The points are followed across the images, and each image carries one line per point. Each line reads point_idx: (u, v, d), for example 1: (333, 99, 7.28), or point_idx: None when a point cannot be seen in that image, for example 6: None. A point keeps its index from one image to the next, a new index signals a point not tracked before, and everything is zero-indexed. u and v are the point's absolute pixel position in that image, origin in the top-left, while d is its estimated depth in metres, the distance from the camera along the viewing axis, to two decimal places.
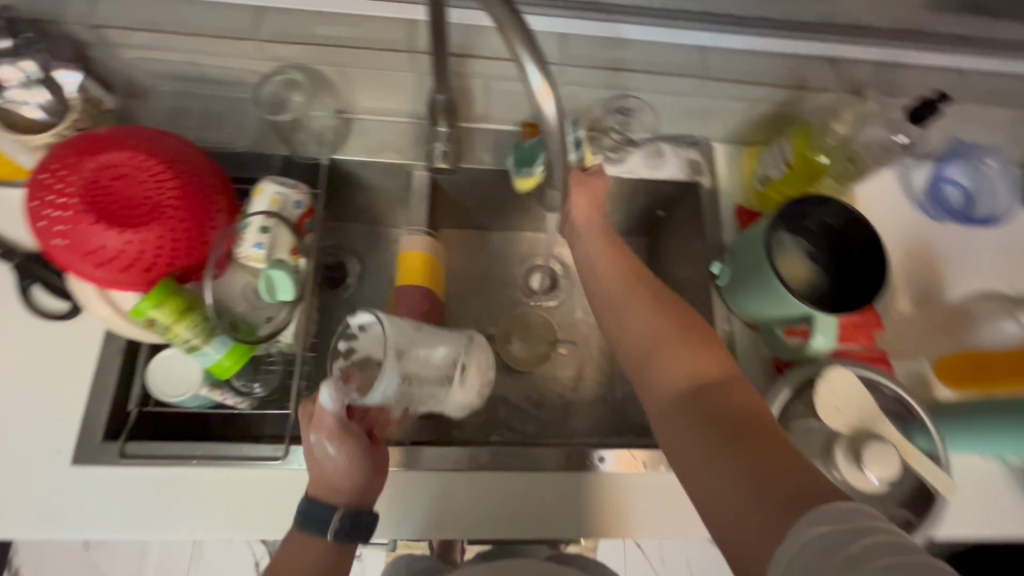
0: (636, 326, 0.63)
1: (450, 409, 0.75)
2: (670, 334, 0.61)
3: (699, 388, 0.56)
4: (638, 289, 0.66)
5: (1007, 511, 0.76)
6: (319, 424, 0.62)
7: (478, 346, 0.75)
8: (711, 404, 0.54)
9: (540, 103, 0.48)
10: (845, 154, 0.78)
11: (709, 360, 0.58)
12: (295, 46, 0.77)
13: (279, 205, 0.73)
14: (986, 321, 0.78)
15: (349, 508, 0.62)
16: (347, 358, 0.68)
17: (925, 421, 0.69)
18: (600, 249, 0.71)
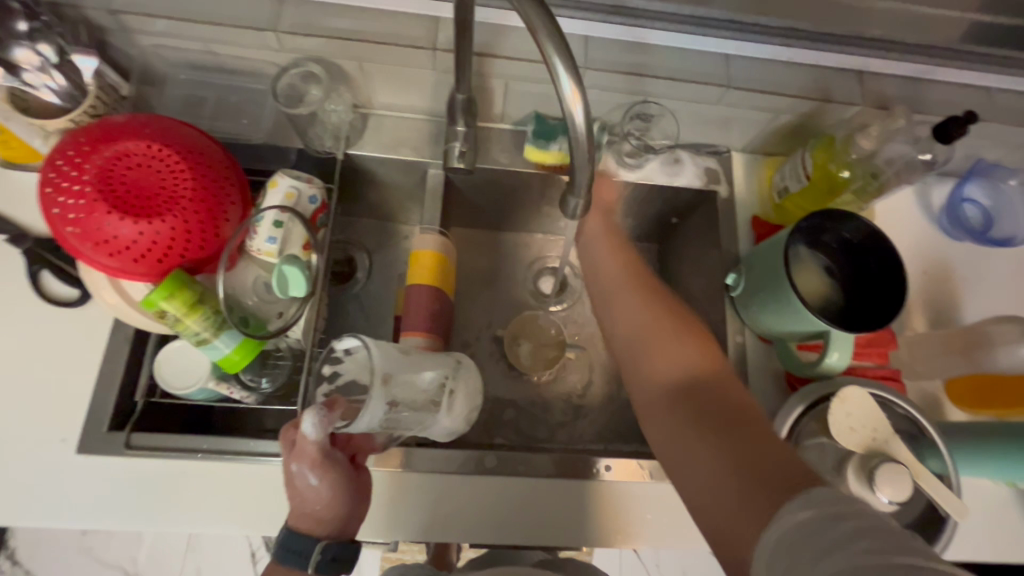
0: (636, 327, 0.69)
1: (435, 433, 0.71)
2: (667, 336, 0.67)
3: (688, 383, 0.62)
4: (642, 293, 0.72)
5: (1015, 537, 0.75)
6: (301, 453, 0.60)
7: (467, 370, 0.71)
8: (697, 396, 0.60)
9: (568, 108, 0.47)
10: (868, 170, 0.77)
11: (702, 358, 0.64)
12: (313, 39, 0.74)
13: (293, 200, 0.72)
14: (1002, 345, 0.75)
15: (331, 541, 0.61)
16: (331, 383, 0.67)
17: (937, 440, 0.68)
18: (606, 260, 0.77)
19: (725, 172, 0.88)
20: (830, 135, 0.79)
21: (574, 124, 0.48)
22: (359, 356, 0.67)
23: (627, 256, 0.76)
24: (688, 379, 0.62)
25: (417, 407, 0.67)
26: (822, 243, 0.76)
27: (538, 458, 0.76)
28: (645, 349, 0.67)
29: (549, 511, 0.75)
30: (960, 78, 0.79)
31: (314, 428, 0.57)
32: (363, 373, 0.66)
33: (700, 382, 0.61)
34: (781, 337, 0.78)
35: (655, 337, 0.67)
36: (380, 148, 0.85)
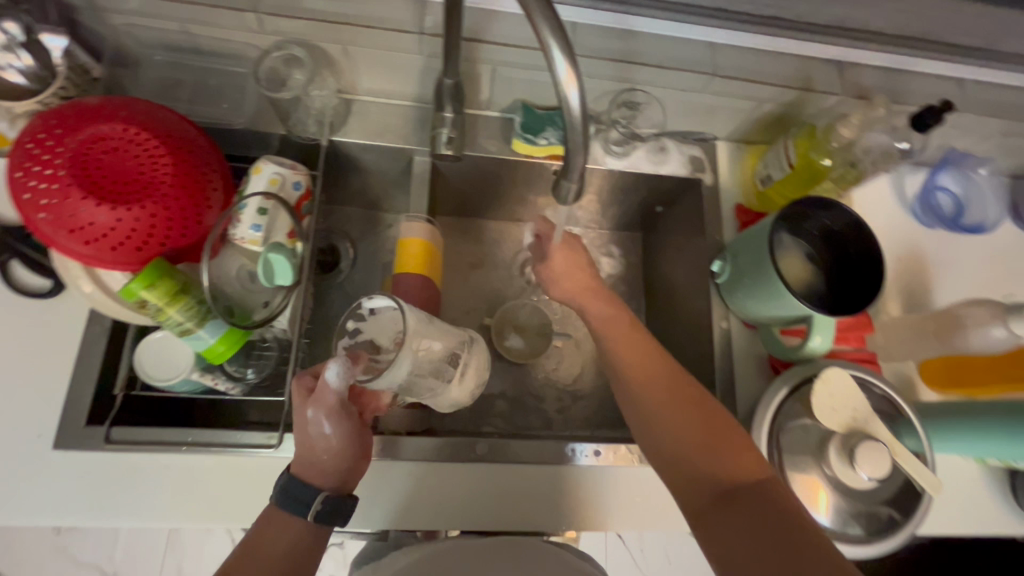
0: (662, 420, 0.63)
1: (441, 403, 0.72)
2: (698, 426, 0.61)
3: (732, 486, 0.57)
4: (662, 377, 0.67)
5: (982, 509, 0.79)
6: (319, 399, 0.60)
7: (479, 347, 0.74)
8: (746, 503, 0.55)
9: (563, 90, 0.47)
10: (847, 159, 0.79)
11: (734, 455, 0.59)
12: (297, 21, 0.72)
13: (277, 185, 0.71)
14: (975, 327, 0.74)
15: (331, 493, 0.61)
16: (353, 338, 0.64)
17: (913, 420, 0.71)
18: (612, 332, 0.72)
19: (709, 161, 0.89)
20: (812, 124, 0.80)
21: (567, 107, 0.48)
22: (388, 316, 0.64)
23: (631, 330, 0.72)
24: (729, 482, 0.57)
25: (432, 380, 0.67)
26: (805, 230, 0.77)
27: (528, 444, 0.77)
28: (676, 445, 0.61)
29: (539, 496, 0.76)
30: (938, 69, 0.81)
31: (337, 377, 0.58)
32: (388, 332, 0.64)
33: (738, 483, 0.57)
34: (765, 323, 0.80)
35: (686, 432, 0.62)
36: (365, 135, 0.84)
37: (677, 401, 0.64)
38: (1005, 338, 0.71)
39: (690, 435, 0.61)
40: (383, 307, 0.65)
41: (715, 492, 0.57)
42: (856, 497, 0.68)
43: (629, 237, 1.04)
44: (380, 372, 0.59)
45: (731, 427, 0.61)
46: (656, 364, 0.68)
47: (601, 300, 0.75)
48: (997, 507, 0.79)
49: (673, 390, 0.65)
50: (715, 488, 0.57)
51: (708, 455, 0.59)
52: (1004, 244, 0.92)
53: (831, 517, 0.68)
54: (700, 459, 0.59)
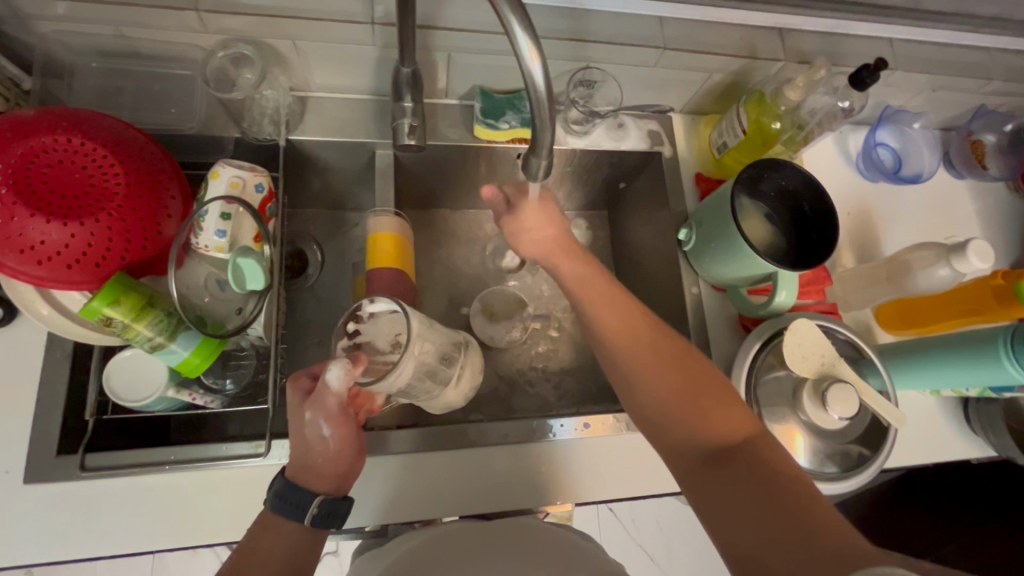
0: (654, 388, 0.63)
1: (435, 404, 0.75)
2: (692, 393, 0.62)
3: (725, 453, 0.57)
4: (651, 347, 0.66)
5: (938, 436, 0.85)
6: (318, 403, 0.60)
7: (474, 350, 0.79)
8: (736, 467, 0.55)
9: (528, 67, 0.48)
10: (794, 121, 0.82)
11: (723, 417, 0.59)
12: (240, 18, 0.68)
13: (239, 189, 0.68)
14: (919, 269, 0.79)
15: (329, 496, 0.61)
16: (352, 340, 0.65)
17: (875, 359, 0.75)
18: (602, 300, 0.71)
19: (666, 134, 0.92)
20: (761, 90, 0.84)
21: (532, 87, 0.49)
22: (386, 319, 0.65)
23: (620, 298, 0.71)
24: (718, 444, 0.58)
25: (432, 383, 0.69)
26: (762, 193, 0.81)
27: (516, 425, 0.78)
28: (668, 412, 0.62)
29: (532, 473, 0.77)
30: (870, 31, 0.85)
31: (338, 380, 0.59)
32: (386, 335, 0.64)
33: (727, 445, 0.57)
34: (732, 285, 0.83)
35: (679, 398, 0.61)
36: (324, 132, 0.82)
37: (669, 369, 0.64)
38: (947, 276, 0.77)
39: (681, 399, 0.61)
40: (382, 311, 0.66)
41: (709, 456, 0.57)
42: (830, 437, 0.73)
43: (595, 216, 1.06)
44: (383, 376, 0.59)
45: (724, 392, 0.62)
46: (646, 334, 0.67)
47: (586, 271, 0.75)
48: (951, 433, 0.86)
49: (663, 355, 0.65)
50: (707, 452, 0.58)
51: (701, 420, 0.60)
52: (940, 192, 0.99)
53: (809, 459, 0.72)
54: (693, 425, 0.60)
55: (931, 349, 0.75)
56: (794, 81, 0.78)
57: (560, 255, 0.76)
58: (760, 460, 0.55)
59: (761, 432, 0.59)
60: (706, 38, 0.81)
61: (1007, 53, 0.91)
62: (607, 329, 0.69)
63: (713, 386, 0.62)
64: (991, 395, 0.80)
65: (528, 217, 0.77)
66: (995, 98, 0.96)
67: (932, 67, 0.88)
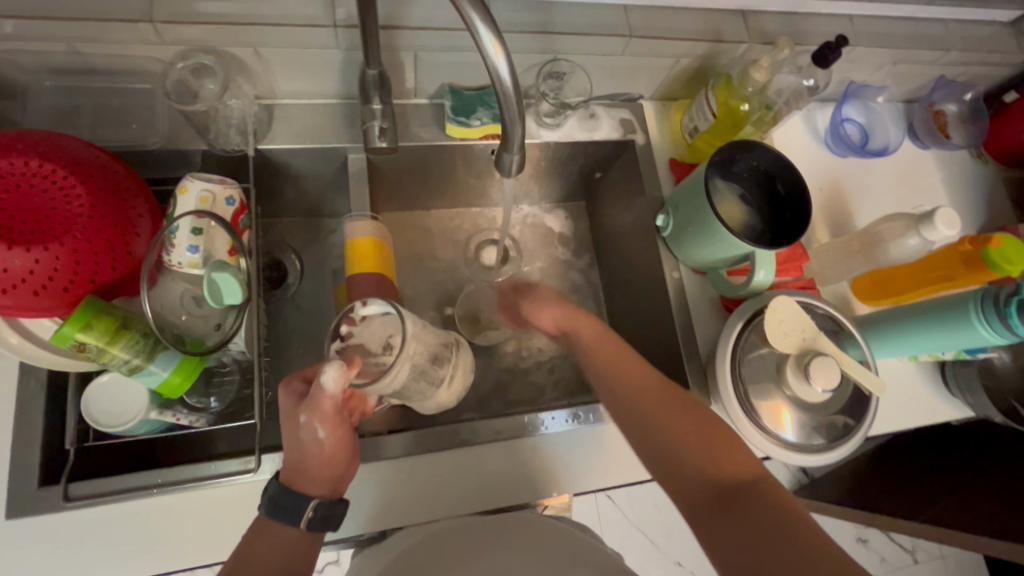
0: (670, 435, 0.64)
1: (428, 405, 0.74)
2: (710, 437, 0.64)
3: (736, 495, 0.59)
4: (664, 394, 0.68)
5: (919, 400, 0.88)
6: (313, 405, 0.59)
7: (465, 349, 0.78)
8: (748, 511, 0.57)
9: (493, 62, 0.48)
10: (762, 102, 0.83)
11: (730, 461, 0.62)
12: (198, 27, 0.67)
13: (209, 204, 0.67)
14: (893, 239, 0.81)
15: (324, 499, 0.61)
16: (345, 342, 0.63)
17: (854, 332, 0.77)
18: (604, 349, 0.73)
19: (639, 121, 0.93)
20: (727, 73, 0.85)
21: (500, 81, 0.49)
22: (380, 321, 0.64)
23: (621, 346, 0.73)
24: (729, 487, 0.60)
25: (424, 384, 0.68)
26: (736, 174, 0.81)
27: (507, 421, 0.78)
28: (680, 457, 0.63)
29: (526, 468, 0.77)
30: (829, 9, 0.87)
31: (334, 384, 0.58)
32: (379, 337, 0.63)
33: (737, 488, 0.59)
34: (712, 267, 0.84)
35: (689, 443, 0.63)
36: (293, 139, 0.81)
37: (684, 415, 0.66)
38: (919, 245, 0.79)
39: (689, 443, 0.63)
40: (375, 311, 0.64)
41: (720, 500, 0.59)
42: (815, 410, 0.74)
43: (573, 207, 1.07)
44: (377, 378, 0.58)
45: (729, 435, 0.64)
46: (657, 384, 0.69)
47: (584, 324, 0.75)
48: (930, 397, 0.88)
49: (668, 400, 0.67)
50: (718, 496, 0.59)
51: (718, 462, 0.62)
52: (906, 162, 1.01)
53: (796, 433, 0.73)
54: (712, 467, 0.61)
55: (914, 313, 0.77)
56: (759, 62, 0.79)
57: (567, 313, 0.77)
58: (777, 501, 0.57)
59: (768, 473, 0.61)
60: (671, 24, 0.82)
61: (962, 24, 0.93)
62: (624, 378, 0.70)
63: (718, 430, 0.65)
64: (966, 356, 0.83)
65: (539, 299, 0.77)
66: (954, 68, 0.98)
67: (892, 41, 0.90)
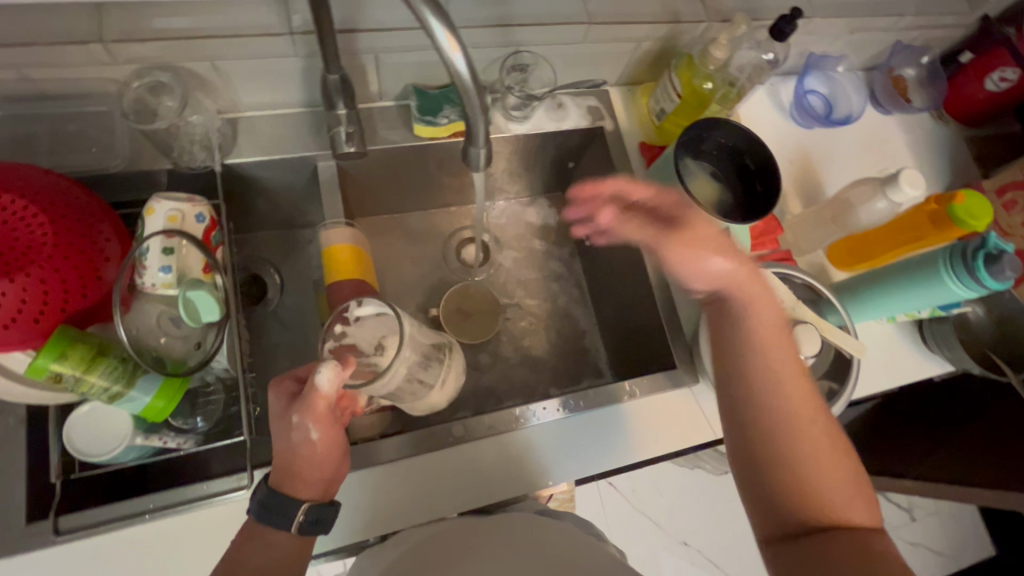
0: (802, 452, 0.60)
1: (420, 406, 0.74)
2: (834, 470, 0.60)
3: (841, 536, 0.57)
4: (814, 406, 0.62)
5: (901, 360, 0.90)
6: (305, 406, 0.59)
7: (457, 352, 0.78)
8: (856, 557, 0.55)
9: (449, 57, 0.48)
10: (726, 78, 0.84)
11: (845, 502, 0.59)
12: (151, 44, 0.66)
13: (178, 222, 0.66)
14: (860, 202, 0.84)
15: (315, 502, 0.61)
16: (338, 340, 0.64)
17: (832, 299, 0.79)
18: (769, 338, 0.64)
19: (606, 108, 0.94)
20: (689, 53, 0.86)
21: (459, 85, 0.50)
22: (373, 322, 0.66)
23: (788, 336, 0.65)
24: (837, 526, 0.58)
25: (413, 384, 0.68)
26: (706, 152, 0.81)
27: (500, 414, 0.78)
28: (801, 476, 0.60)
29: (523, 460, 0.77)
30: None
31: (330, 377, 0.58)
32: (371, 336, 0.65)
33: (844, 528, 0.58)
34: None
35: (817, 469, 0.60)
36: (260, 151, 0.80)
37: (823, 436, 0.61)
38: (885, 209, 0.81)
39: (817, 468, 0.60)
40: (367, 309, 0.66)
41: (821, 531, 0.58)
42: None
43: (549, 199, 1.07)
44: (375, 378, 0.60)
45: (855, 477, 0.61)
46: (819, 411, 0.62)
47: (762, 296, 0.66)
48: (912, 355, 0.90)
49: (816, 416, 0.62)
50: (819, 526, 0.58)
51: (833, 495, 0.59)
52: (871, 128, 1.03)
53: None
54: (828, 499, 0.59)
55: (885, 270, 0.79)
56: (718, 40, 0.80)
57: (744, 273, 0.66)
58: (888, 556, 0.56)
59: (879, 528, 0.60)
60: (628, 8, 0.82)
61: None
62: (784, 383, 0.62)
63: (849, 468, 0.61)
64: (940, 313, 0.85)
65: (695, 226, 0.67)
66: (909, 33, 1.00)
67: (846, 11, 0.91)
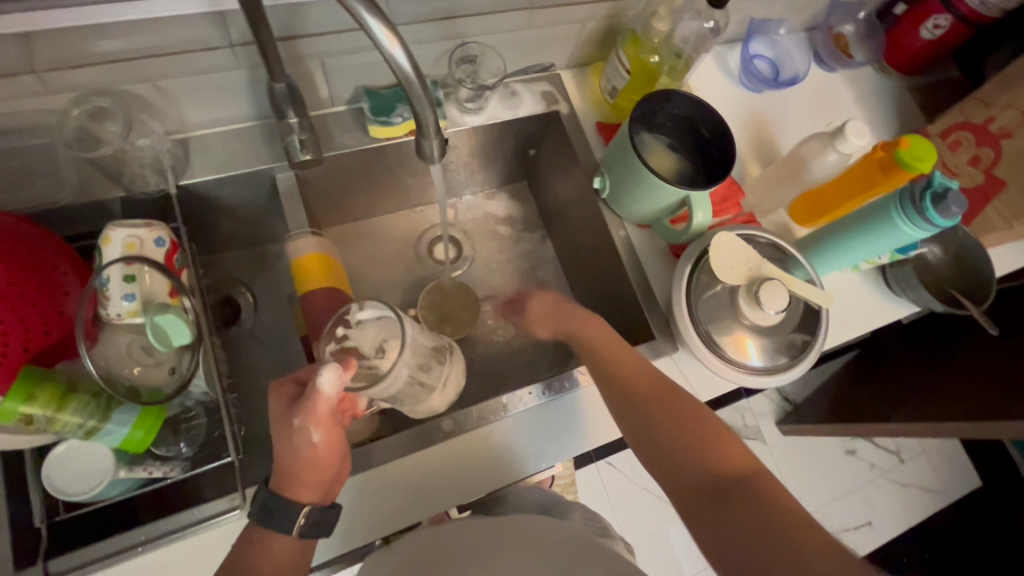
0: (668, 433, 0.68)
1: (420, 409, 0.74)
2: (704, 439, 0.67)
3: (727, 493, 0.62)
4: (665, 388, 0.71)
5: (871, 305, 0.93)
6: (304, 408, 0.58)
7: (457, 356, 0.80)
8: (739, 501, 0.61)
9: (390, 53, 0.48)
10: (671, 50, 0.87)
11: (727, 457, 0.65)
12: (87, 69, 0.65)
13: (136, 248, 0.64)
14: (814, 158, 0.86)
15: (316, 505, 0.61)
16: (341, 343, 0.64)
17: (796, 255, 0.80)
18: (605, 340, 0.76)
19: (560, 91, 0.94)
20: (632, 29, 0.87)
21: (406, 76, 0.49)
22: (374, 326, 0.65)
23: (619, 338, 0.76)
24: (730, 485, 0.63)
25: (415, 387, 0.68)
26: (660, 125, 0.83)
27: (488, 404, 0.79)
28: (679, 456, 0.67)
29: (516, 447, 0.78)
30: None
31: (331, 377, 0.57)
32: (372, 340, 0.65)
33: (730, 483, 0.63)
34: (654, 219, 0.86)
35: (686, 442, 0.67)
36: (214, 169, 0.79)
37: (684, 414, 0.69)
38: (836, 161, 0.85)
39: (690, 440, 0.67)
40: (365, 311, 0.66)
41: (717, 493, 0.62)
42: (774, 331, 0.77)
43: (515, 188, 1.07)
44: (376, 381, 0.60)
45: (728, 434, 0.68)
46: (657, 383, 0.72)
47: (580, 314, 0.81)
48: (881, 300, 0.93)
49: (669, 398, 0.70)
50: (714, 491, 0.63)
51: (708, 461, 0.65)
52: (818, 86, 1.06)
53: (762, 358, 0.77)
54: (711, 467, 0.64)
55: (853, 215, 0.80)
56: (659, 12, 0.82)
57: (562, 310, 0.83)
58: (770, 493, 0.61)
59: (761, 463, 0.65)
60: None
61: None
62: (631, 379, 0.72)
63: (722, 430, 0.68)
64: (901, 257, 0.88)
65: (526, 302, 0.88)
66: None
67: None
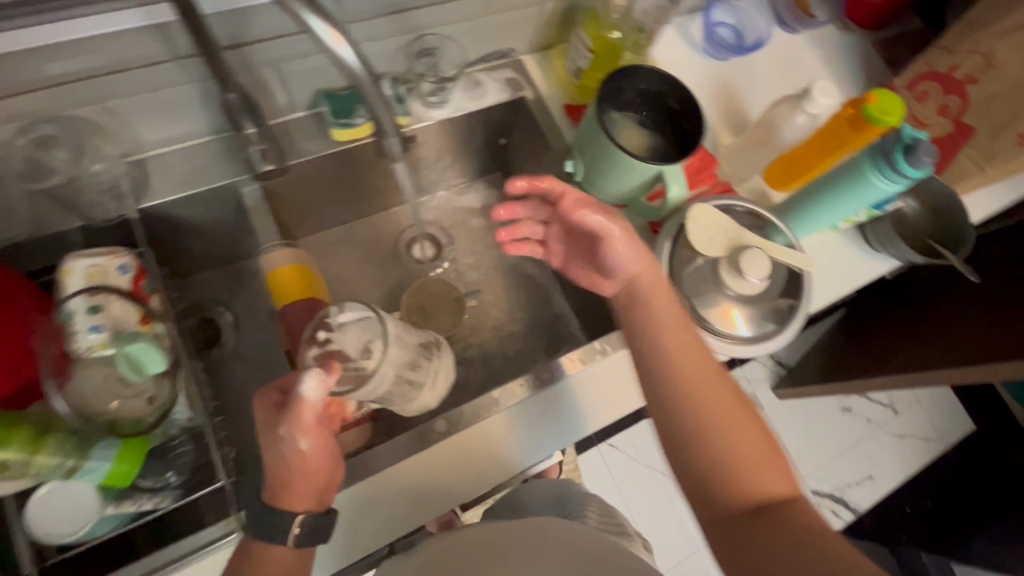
0: (717, 431, 0.62)
1: (410, 407, 0.74)
2: (748, 438, 0.62)
3: (765, 513, 0.58)
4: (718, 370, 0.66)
5: (853, 263, 0.93)
6: (288, 419, 0.56)
7: (445, 351, 0.78)
8: (778, 524, 0.56)
9: (334, 49, 0.49)
10: (632, 24, 0.87)
11: (769, 473, 0.61)
12: (27, 97, 0.62)
13: (100, 278, 0.63)
14: (783, 120, 0.85)
15: (311, 512, 0.61)
16: (324, 346, 0.62)
17: (773, 220, 0.81)
18: (663, 304, 0.69)
19: (524, 77, 0.92)
20: (591, 7, 0.86)
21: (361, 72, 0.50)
22: (355, 328, 0.63)
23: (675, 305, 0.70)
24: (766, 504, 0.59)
25: (402, 386, 0.67)
26: (627, 101, 0.82)
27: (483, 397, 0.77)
28: (719, 460, 0.61)
29: (513, 437, 0.78)
30: None
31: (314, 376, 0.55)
32: (352, 345, 0.63)
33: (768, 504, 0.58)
34: (631, 198, 0.84)
35: (732, 445, 0.61)
36: (177, 188, 0.76)
37: (734, 399, 0.64)
38: (805, 122, 0.84)
39: (735, 442, 0.61)
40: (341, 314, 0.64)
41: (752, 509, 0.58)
42: (758, 298, 0.77)
43: (489, 180, 1.06)
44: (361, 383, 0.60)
45: (774, 447, 0.63)
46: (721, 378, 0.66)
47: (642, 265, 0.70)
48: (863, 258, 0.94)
49: (723, 378, 0.66)
50: (751, 505, 0.59)
51: (749, 472, 0.60)
52: (783, 48, 1.05)
53: (747, 326, 0.77)
54: (749, 480, 0.60)
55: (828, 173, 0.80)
56: None
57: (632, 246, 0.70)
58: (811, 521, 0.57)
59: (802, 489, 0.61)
60: None
61: None
62: (683, 351, 0.66)
63: (768, 437, 0.63)
64: (876, 213, 0.90)
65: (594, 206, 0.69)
66: None
67: None
